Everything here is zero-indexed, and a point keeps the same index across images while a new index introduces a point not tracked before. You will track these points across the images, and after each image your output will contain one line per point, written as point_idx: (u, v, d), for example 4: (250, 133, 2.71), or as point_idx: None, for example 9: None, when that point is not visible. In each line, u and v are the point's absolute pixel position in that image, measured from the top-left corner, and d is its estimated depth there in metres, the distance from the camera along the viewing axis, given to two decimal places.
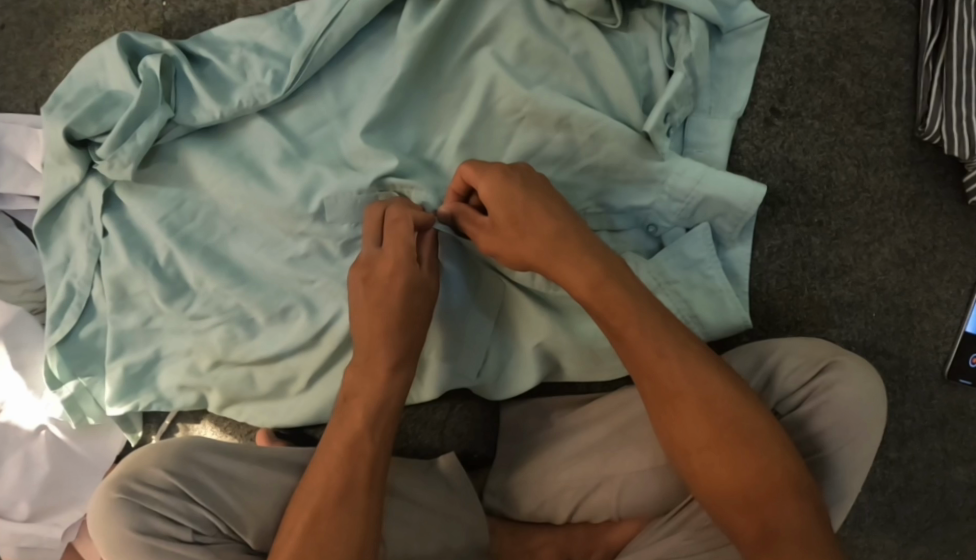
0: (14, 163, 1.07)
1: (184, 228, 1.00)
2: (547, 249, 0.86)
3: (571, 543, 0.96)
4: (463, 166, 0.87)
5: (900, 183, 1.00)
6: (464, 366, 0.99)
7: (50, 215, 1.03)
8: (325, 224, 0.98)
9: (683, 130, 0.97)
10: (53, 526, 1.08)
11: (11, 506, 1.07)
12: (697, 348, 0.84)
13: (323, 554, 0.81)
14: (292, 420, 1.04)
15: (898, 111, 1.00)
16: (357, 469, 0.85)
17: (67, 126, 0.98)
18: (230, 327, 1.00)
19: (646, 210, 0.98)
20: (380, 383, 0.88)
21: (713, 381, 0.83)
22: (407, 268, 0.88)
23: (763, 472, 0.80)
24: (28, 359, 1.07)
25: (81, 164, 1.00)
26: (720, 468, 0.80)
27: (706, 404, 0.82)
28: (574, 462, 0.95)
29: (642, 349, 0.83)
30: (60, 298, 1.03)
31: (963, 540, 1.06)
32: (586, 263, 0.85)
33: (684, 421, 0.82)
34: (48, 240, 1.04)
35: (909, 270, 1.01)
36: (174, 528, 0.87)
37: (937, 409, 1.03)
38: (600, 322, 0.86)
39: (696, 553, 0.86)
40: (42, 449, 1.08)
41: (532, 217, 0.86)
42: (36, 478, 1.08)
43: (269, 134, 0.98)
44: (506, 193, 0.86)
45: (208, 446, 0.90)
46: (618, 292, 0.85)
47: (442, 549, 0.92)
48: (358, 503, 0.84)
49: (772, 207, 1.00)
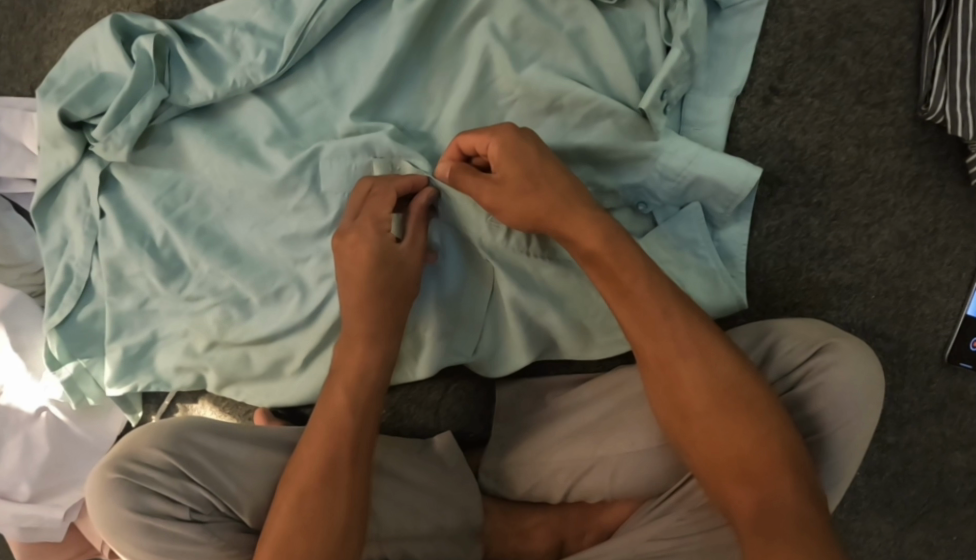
0: (9, 147, 1.07)
1: (178, 209, 0.99)
2: (563, 200, 0.86)
3: (565, 523, 0.97)
4: (460, 135, 0.88)
5: (901, 164, 0.99)
6: (457, 344, 0.99)
7: (47, 198, 1.03)
8: (317, 205, 0.97)
9: (680, 109, 0.96)
10: (54, 507, 1.09)
11: (13, 487, 1.09)
12: (699, 313, 0.84)
13: (310, 529, 0.81)
14: (289, 399, 1.03)
15: (902, 89, 0.98)
16: (343, 447, 0.84)
17: (61, 108, 0.97)
18: (225, 308, 0.99)
19: (638, 188, 0.96)
20: (361, 357, 0.88)
21: (714, 346, 0.82)
22: (381, 247, 0.89)
23: (762, 440, 0.79)
24: (28, 341, 1.10)
25: (76, 146, 0.99)
26: (720, 433, 0.80)
27: (707, 368, 0.81)
28: (568, 444, 0.94)
29: (646, 309, 0.83)
30: (58, 281, 1.03)
31: (960, 526, 1.07)
32: (592, 218, 0.86)
33: (685, 381, 0.81)
34: (45, 224, 1.03)
35: (910, 253, 1.00)
36: (171, 507, 0.87)
37: (936, 394, 1.04)
38: (605, 283, 0.85)
39: (689, 534, 0.87)
40: (42, 431, 1.10)
41: (548, 172, 0.86)
42: (37, 459, 1.09)
43: (262, 113, 0.97)
44: (521, 151, 0.86)
45: (203, 426, 0.90)
46: (624, 252, 0.85)
47: (435, 530, 0.92)
48: (343, 480, 0.83)
49: (771, 187, 0.99)
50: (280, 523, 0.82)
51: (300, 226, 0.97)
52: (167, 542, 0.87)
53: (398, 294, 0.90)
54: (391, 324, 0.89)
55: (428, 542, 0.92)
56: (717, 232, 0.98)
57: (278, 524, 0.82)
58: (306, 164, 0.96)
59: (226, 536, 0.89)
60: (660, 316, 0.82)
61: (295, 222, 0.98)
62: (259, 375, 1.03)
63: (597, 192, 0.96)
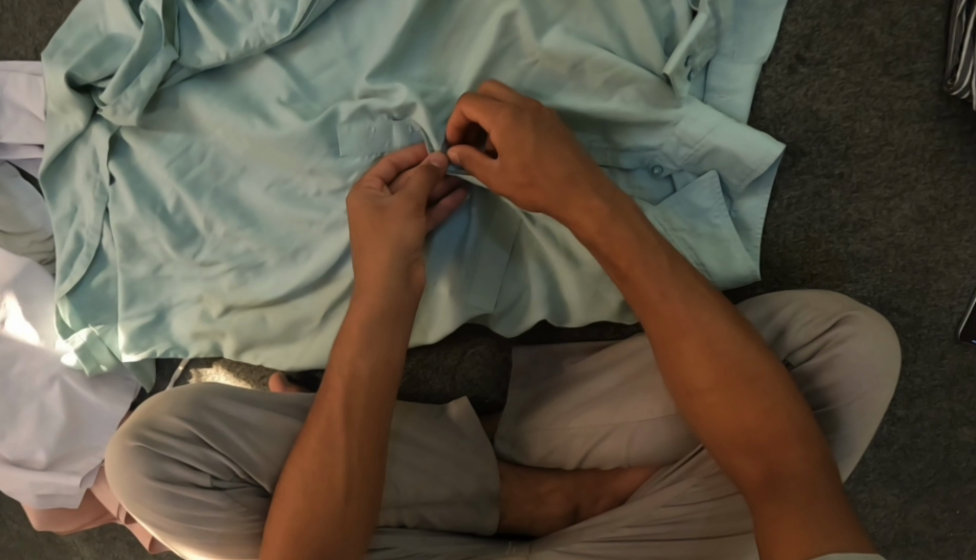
0: (15, 113, 1.06)
1: (192, 171, 0.98)
2: (557, 193, 0.84)
3: (579, 489, 0.97)
4: (465, 104, 0.85)
5: (924, 138, 0.98)
6: (477, 304, 0.97)
7: (54, 164, 1.02)
8: (336, 159, 0.96)
9: (704, 75, 0.95)
10: (70, 474, 1.11)
11: (30, 456, 1.11)
12: (699, 288, 0.83)
13: (323, 493, 0.84)
14: (307, 361, 1.04)
15: (929, 62, 0.97)
16: (352, 417, 0.85)
17: (67, 72, 0.96)
18: (240, 272, 0.99)
19: (654, 151, 0.95)
20: (367, 320, 0.87)
21: (715, 321, 0.82)
22: (373, 203, 0.88)
23: (766, 414, 0.79)
24: (39, 310, 1.10)
25: (84, 111, 0.98)
26: (724, 410, 0.80)
27: (712, 342, 0.81)
28: (586, 407, 0.95)
29: (646, 289, 0.83)
30: (69, 248, 1.03)
31: (964, 500, 1.08)
32: (592, 206, 0.84)
33: (687, 361, 0.81)
34: (53, 191, 1.03)
35: (929, 228, 1.00)
36: (191, 474, 0.88)
37: (947, 368, 1.04)
38: (605, 264, 0.85)
39: (701, 501, 0.89)
40: (56, 398, 1.11)
41: (539, 157, 0.84)
42: (52, 427, 1.11)
43: (277, 75, 0.95)
44: (516, 138, 0.84)
45: (221, 392, 0.91)
46: (625, 232, 0.84)
47: (452, 495, 0.95)
48: (347, 444, 0.85)
49: (793, 157, 0.99)
50: (293, 486, 0.85)
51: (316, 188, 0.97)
52: (187, 508, 0.87)
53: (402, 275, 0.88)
54: (399, 289, 0.88)
55: (445, 507, 0.95)
56: (735, 203, 0.98)
57: (291, 484, 0.85)
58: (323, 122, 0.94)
59: (247, 501, 0.90)
60: (658, 297, 0.82)
61: (314, 185, 0.97)
62: (275, 336, 1.03)
63: (611, 149, 0.96)
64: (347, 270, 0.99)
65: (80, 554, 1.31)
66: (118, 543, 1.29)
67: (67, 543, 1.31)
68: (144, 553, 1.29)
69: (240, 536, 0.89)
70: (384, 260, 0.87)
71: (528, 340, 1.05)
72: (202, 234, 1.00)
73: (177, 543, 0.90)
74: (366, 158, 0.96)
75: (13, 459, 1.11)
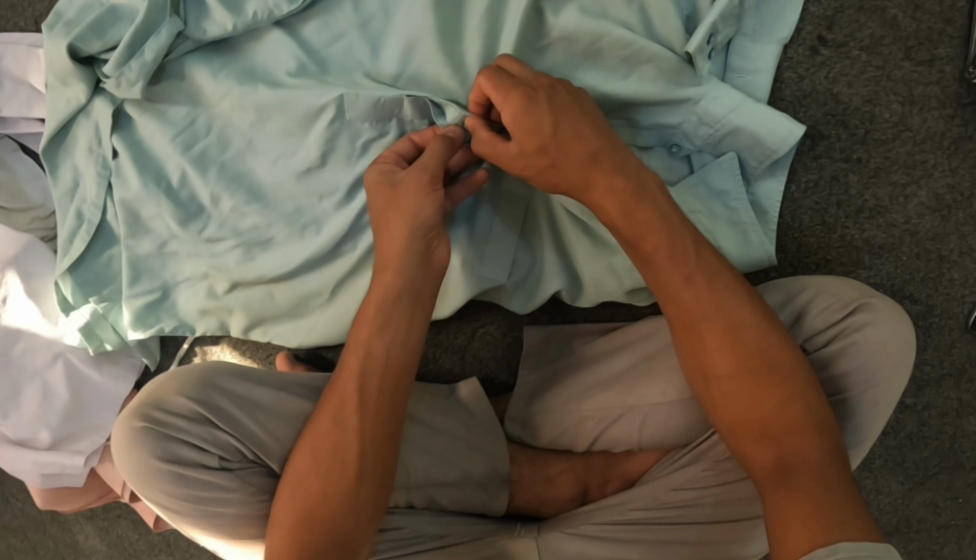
0: (14, 86, 1.03)
1: (198, 144, 0.96)
2: (581, 173, 0.83)
3: (588, 472, 0.97)
4: (480, 78, 0.83)
5: (944, 125, 0.97)
6: (491, 274, 0.96)
7: (56, 138, 1.00)
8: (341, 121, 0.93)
9: (724, 53, 0.94)
10: (75, 453, 1.12)
11: (33, 435, 1.11)
12: (724, 277, 0.82)
13: (331, 477, 0.83)
14: (317, 337, 1.03)
15: (951, 48, 0.96)
16: (366, 398, 0.84)
17: (69, 43, 0.93)
18: (246, 248, 0.98)
19: (673, 129, 0.93)
20: (381, 299, 0.86)
21: (738, 308, 0.81)
22: (385, 178, 0.87)
23: (782, 403, 0.79)
24: (40, 288, 1.09)
25: (86, 84, 0.96)
26: (741, 398, 0.79)
27: (732, 331, 0.80)
28: (597, 391, 0.95)
29: (670, 276, 0.82)
30: (70, 225, 1.02)
31: (967, 489, 1.08)
32: (616, 188, 0.83)
33: (708, 348, 0.81)
34: (54, 165, 1.01)
35: (944, 216, 0.99)
36: (199, 455, 0.87)
37: (957, 357, 1.04)
38: (627, 245, 0.84)
39: (710, 486, 0.88)
40: (59, 377, 1.11)
41: (561, 139, 0.82)
42: (57, 406, 1.10)
43: (284, 47, 0.93)
44: (533, 122, 0.82)
45: (230, 371, 0.90)
46: (651, 216, 0.82)
47: (463, 476, 0.95)
48: (358, 424, 0.84)
49: (812, 140, 0.98)
50: (303, 466, 0.84)
51: (323, 159, 0.94)
52: (196, 489, 0.87)
53: (419, 257, 0.86)
54: (418, 269, 0.86)
55: (455, 489, 0.95)
56: (751, 184, 0.97)
57: (301, 468, 0.84)
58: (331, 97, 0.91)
59: (255, 482, 0.89)
60: (682, 284, 0.81)
61: (317, 151, 0.94)
62: (284, 311, 1.02)
63: (628, 126, 0.94)
64: (355, 246, 0.98)
65: (83, 532, 1.32)
66: (122, 521, 1.30)
67: (71, 519, 1.32)
68: (149, 531, 1.29)
69: (252, 516, 0.88)
70: (400, 242, 0.85)
71: (539, 319, 1.05)
72: (208, 210, 0.98)
73: (185, 524, 0.89)
74: (371, 127, 0.93)
75: (17, 438, 1.11)
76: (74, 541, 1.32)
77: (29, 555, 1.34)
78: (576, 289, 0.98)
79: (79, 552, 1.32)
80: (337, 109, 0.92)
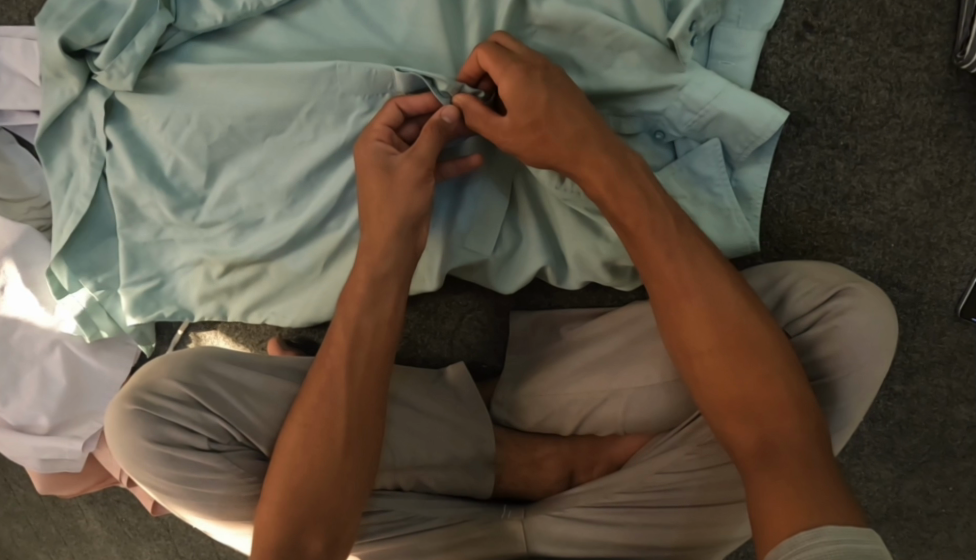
0: (10, 78, 1.04)
1: (184, 133, 0.96)
2: (569, 149, 0.84)
3: (576, 455, 0.98)
4: (479, 51, 0.84)
5: (933, 111, 0.97)
6: (477, 247, 0.97)
7: (51, 130, 1.01)
8: (330, 104, 0.93)
9: (708, 41, 0.94)
10: (73, 439, 1.14)
11: (33, 421, 1.13)
12: (702, 254, 0.83)
13: (316, 455, 0.84)
14: (302, 319, 1.05)
15: (939, 35, 0.96)
16: (353, 376, 0.85)
17: (62, 36, 0.94)
18: (239, 231, 0.99)
19: (657, 116, 0.94)
20: (363, 277, 0.87)
21: (718, 286, 0.82)
22: (381, 159, 0.87)
23: (765, 380, 0.79)
24: (38, 277, 1.10)
25: (79, 77, 0.97)
26: (722, 375, 0.80)
27: (714, 311, 0.81)
28: (583, 375, 0.95)
29: (654, 252, 0.83)
30: (64, 215, 1.02)
31: (957, 477, 1.08)
32: (602, 163, 0.84)
33: (689, 325, 0.82)
34: (50, 156, 1.02)
35: (933, 203, 0.99)
36: (189, 437, 0.88)
37: (946, 345, 1.04)
38: (613, 220, 0.86)
39: (693, 469, 0.89)
40: (57, 364, 1.12)
41: (553, 117, 0.83)
42: (56, 392, 1.13)
43: (278, 38, 0.94)
44: (527, 98, 0.83)
45: (219, 355, 0.91)
46: (636, 190, 0.84)
47: (449, 459, 0.96)
48: (343, 402, 0.85)
49: (798, 127, 0.98)
50: (290, 447, 0.85)
51: (313, 134, 0.95)
52: (188, 472, 0.88)
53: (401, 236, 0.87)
54: (401, 253, 0.87)
55: (442, 471, 0.96)
56: (736, 169, 0.97)
57: (288, 446, 0.85)
58: (317, 77, 0.91)
59: (244, 464, 0.90)
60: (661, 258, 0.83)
61: (310, 130, 0.95)
62: (278, 291, 1.03)
63: (614, 115, 0.94)
64: (337, 224, 0.99)
65: (85, 518, 1.33)
66: (121, 507, 1.31)
67: (72, 506, 1.33)
68: (148, 516, 1.31)
69: (241, 498, 0.89)
70: (383, 221, 0.86)
71: (526, 304, 1.06)
72: (201, 196, 0.99)
73: (180, 507, 0.91)
74: (359, 109, 0.93)
75: (17, 424, 1.13)
76: (76, 526, 1.34)
77: (32, 540, 1.37)
78: (562, 268, 0.99)
79: (80, 537, 1.34)
80: (329, 77, 0.92)
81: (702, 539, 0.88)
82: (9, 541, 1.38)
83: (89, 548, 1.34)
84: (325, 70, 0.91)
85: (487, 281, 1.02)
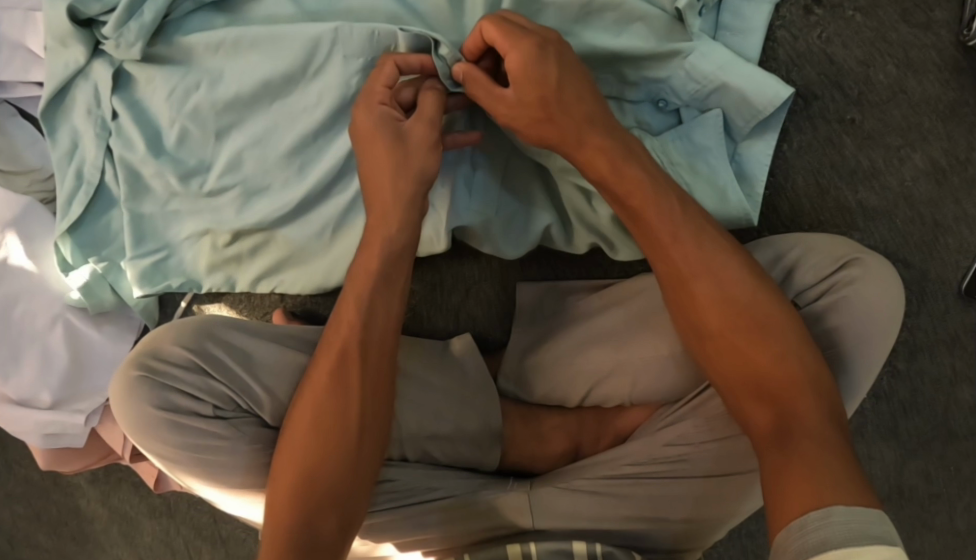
0: (11, 51, 1.02)
1: (193, 99, 0.96)
2: (577, 131, 0.85)
3: (581, 428, 0.98)
4: (484, 23, 0.84)
5: (940, 89, 0.98)
6: (480, 207, 0.98)
7: (53, 102, 1.00)
8: (339, 66, 0.92)
9: (715, 11, 0.94)
10: (75, 413, 1.13)
11: (35, 396, 1.12)
12: (711, 233, 0.84)
13: (327, 432, 0.84)
14: (300, 288, 1.07)
15: (947, 13, 0.97)
16: (364, 353, 0.86)
17: (68, 5, 0.93)
18: (245, 199, 0.99)
19: (661, 83, 0.94)
20: (378, 256, 0.87)
21: (725, 264, 0.83)
22: (386, 121, 0.87)
23: (778, 358, 0.79)
24: (40, 250, 1.10)
25: (85, 46, 0.96)
26: (732, 354, 0.81)
27: (723, 289, 0.82)
28: (590, 347, 0.96)
29: (662, 231, 0.84)
30: (69, 186, 1.02)
31: (959, 458, 1.09)
32: (605, 144, 0.85)
33: (698, 303, 0.82)
34: (53, 128, 1.01)
35: (939, 181, 0.99)
36: (195, 404, 0.88)
37: (950, 323, 1.04)
38: (620, 205, 0.86)
39: (704, 440, 0.89)
40: (59, 339, 1.12)
41: (561, 96, 0.84)
42: (57, 367, 1.12)
43: (283, 6, 0.94)
44: (539, 73, 0.83)
45: (225, 322, 0.91)
46: (639, 173, 0.85)
47: (455, 431, 0.97)
48: (353, 379, 0.85)
49: (806, 100, 0.99)
50: (301, 424, 0.85)
51: (316, 100, 0.94)
52: (193, 439, 0.88)
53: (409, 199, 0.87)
54: (392, 211, 0.87)
55: (447, 443, 0.97)
56: (739, 146, 0.97)
57: (302, 419, 0.85)
58: (325, 39, 0.91)
59: (251, 433, 0.90)
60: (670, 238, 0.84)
61: (316, 94, 0.94)
62: (283, 260, 1.03)
63: (618, 82, 0.94)
64: (338, 189, 0.99)
65: (86, 496, 1.33)
66: (123, 484, 1.32)
67: (73, 484, 1.34)
68: (150, 493, 1.31)
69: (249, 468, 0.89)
70: (386, 183, 0.87)
71: (532, 276, 1.08)
72: (206, 165, 0.99)
73: (183, 473, 0.90)
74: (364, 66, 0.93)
75: (19, 399, 1.13)
76: (78, 506, 1.34)
77: (32, 520, 1.36)
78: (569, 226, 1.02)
79: (81, 516, 1.34)
80: (332, 38, 0.91)
81: (712, 514, 0.88)
82: (8, 523, 1.37)
83: (89, 528, 1.34)
84: (332, 28, 0.91)
85: (492, 246, 1.02)
